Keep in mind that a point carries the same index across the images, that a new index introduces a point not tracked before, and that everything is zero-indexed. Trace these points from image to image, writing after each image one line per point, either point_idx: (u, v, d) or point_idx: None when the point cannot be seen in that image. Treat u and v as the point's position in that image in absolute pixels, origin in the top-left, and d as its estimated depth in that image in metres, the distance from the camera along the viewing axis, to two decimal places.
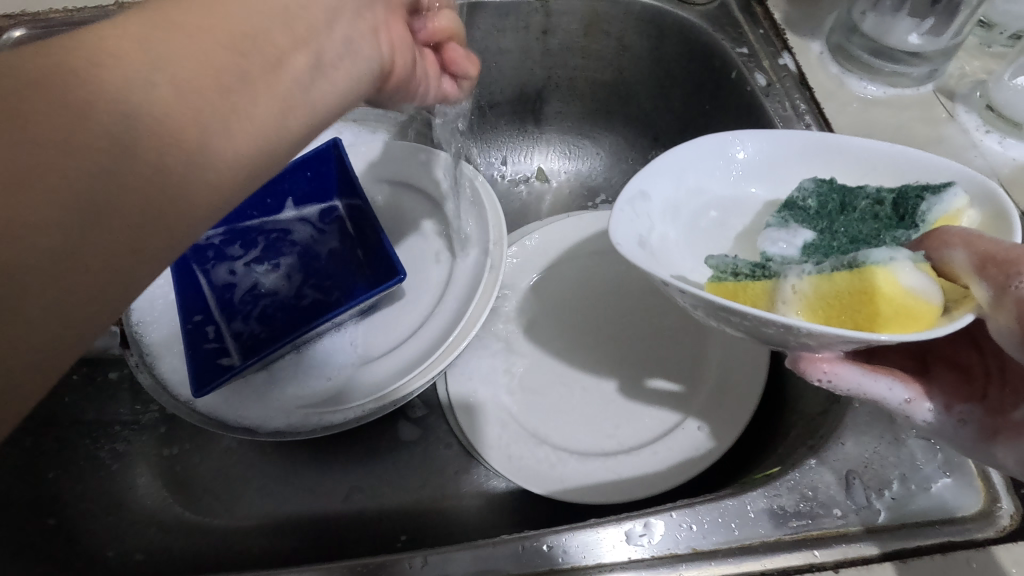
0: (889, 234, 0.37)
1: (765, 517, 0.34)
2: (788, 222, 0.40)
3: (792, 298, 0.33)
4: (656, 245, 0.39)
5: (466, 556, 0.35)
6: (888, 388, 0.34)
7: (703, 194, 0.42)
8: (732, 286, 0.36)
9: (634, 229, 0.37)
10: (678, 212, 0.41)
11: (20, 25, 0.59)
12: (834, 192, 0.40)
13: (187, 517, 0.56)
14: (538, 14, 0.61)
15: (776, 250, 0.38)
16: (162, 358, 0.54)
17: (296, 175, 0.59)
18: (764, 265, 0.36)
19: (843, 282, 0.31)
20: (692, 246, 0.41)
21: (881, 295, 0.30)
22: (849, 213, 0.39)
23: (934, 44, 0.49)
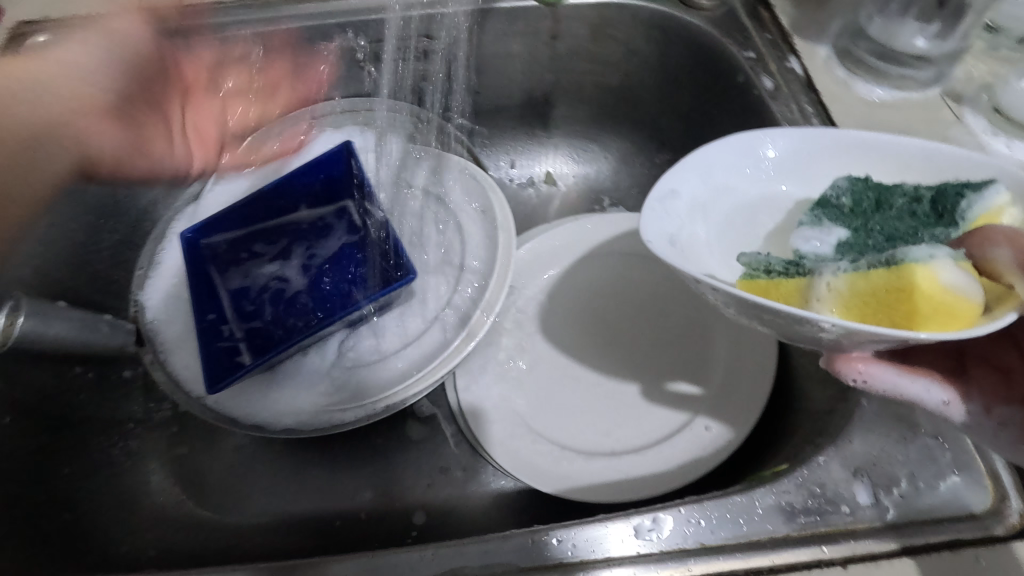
0: (927, 232, 0.37)
1: (773, 513, 0.34)
2: (821, 220, 0.41)
3: (827, 295, 0.32)
4: (685, 243, 0.39)
5: (475, 549, 0.35)
6: (925, 390, 0.34)
7: (734, 191, 0.42)
8: (764, 283, 0.36)
9: (664, 227, 0.38)
10: (706, 210, 0.41)
11: (42, 31, 0.61)
12: (869, 190, 0.40)
13: (199, 514, 0.57)
14: (547, 20, 0.62)
15: (810, 248, 0.40)
16: (176, 354, 0.56)
17: (308, 177, 0.60)
18: (797, 263, 0.36)
19: (880, 280, 0.31)
20: (720, 244, 0.41)
21: (920, 292, 0.30)
22: (884, 210, 0.39)
23: (939, 47, 0.51)
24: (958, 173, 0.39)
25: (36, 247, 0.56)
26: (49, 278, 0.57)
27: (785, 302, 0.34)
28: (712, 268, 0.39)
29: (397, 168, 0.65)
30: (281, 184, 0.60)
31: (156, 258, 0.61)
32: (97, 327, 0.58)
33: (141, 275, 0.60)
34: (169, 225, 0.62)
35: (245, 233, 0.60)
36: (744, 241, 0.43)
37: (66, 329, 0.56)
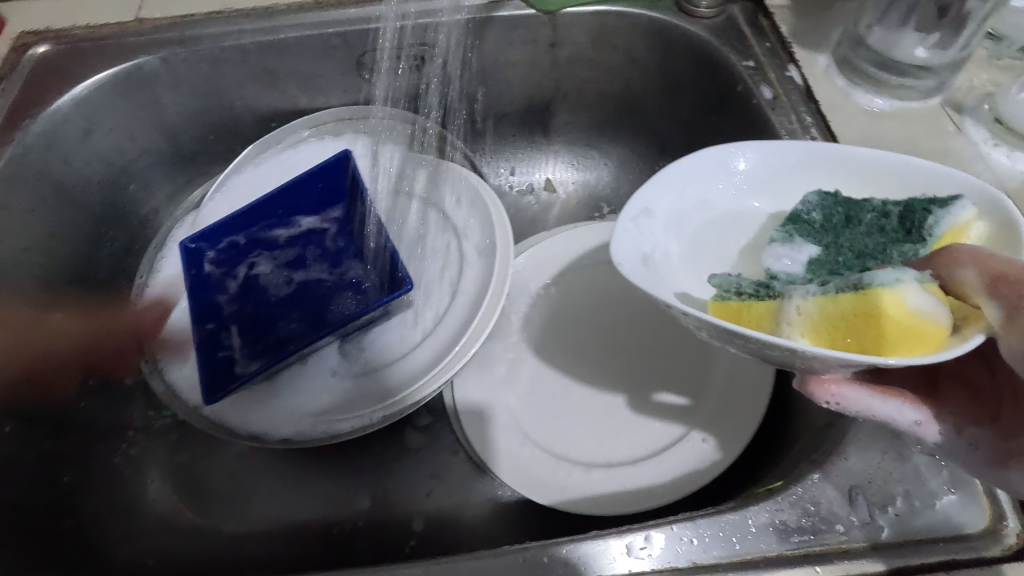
0: (895, 249, 0.37)
1: (766, 532, 0.34)
2: (793, 237, 0.40)
3: (796, 319, 0.33)
4: (658, 262, 0.39)
5: (467, 565, 0.35)
6: (897, 410, 0.33)
7: (707, 206, 0.42)
8: (735, 306, 0.36)
9: (636, 247, 0.38)
10: (681, 226, 0.41)
11: (45, 42, 0.61)
12: (838, 206, 0.40)
13: (198, 522, 0.57)
14: (546, 28, 0.62)
15: (781, 267, 0.39)
16: (174, 363, 0.56)
17: (306, 186, 0.61)
18: (767, 286, 0.37)
19: (849, 305, 0.31)
20: (694, 261, 0.41)
21: (887, 316, 0.30)
22: (854, 226, 0.39)
23: (941, 57, 0.49)
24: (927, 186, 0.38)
25: (38, 257, 0.57)
26: (50, 287, 0.58)
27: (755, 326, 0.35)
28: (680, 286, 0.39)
29: (395, 177, 0.65)
30: (278, 194, 0.60)
31: (157, 267, 0.61)
32: None
33: (141, 284, 0.61)
34: (170, 234, 0.63)
35: (242, 242, 0.60)
36: (718, 257, 0.42)
37: None
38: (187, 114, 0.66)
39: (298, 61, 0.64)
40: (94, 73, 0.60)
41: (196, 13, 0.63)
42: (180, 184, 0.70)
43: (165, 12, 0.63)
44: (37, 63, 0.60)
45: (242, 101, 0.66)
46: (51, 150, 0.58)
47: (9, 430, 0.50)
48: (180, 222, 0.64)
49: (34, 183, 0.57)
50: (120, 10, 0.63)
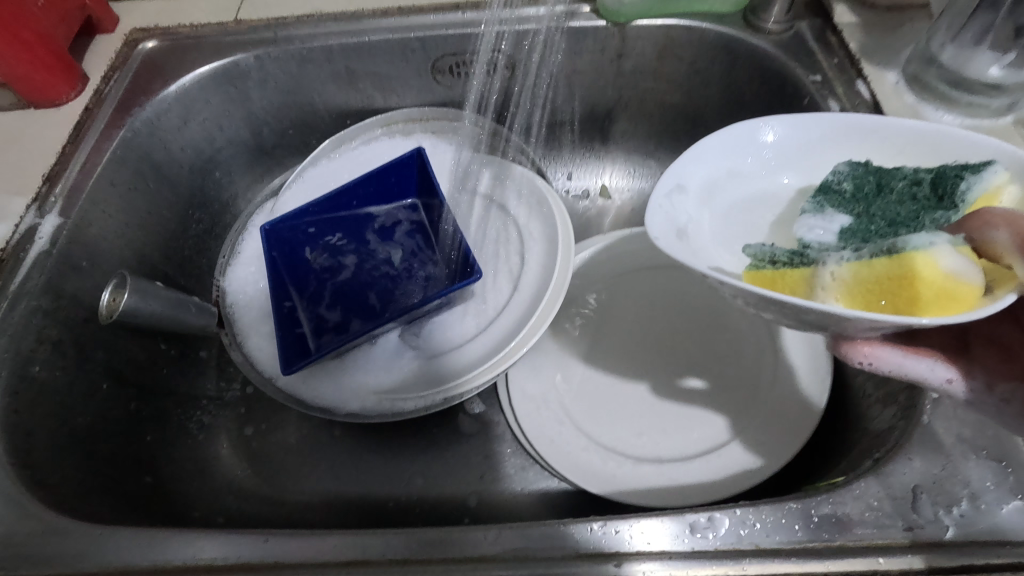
0: (928, 216, 0.38)
1: (829, 522, 0.35)
2: (824, 207, 0.41)
3: (830, 284, 0.33)
4: (692, 235, 0.38)
5: (536, 532, 0.37)
6: (930, 369, 0.35)
7: (735, 181, 0.42)
8: (770, 274, 0.35)
9: (671, 219, 0.37)
10: (713, 198, 0.41)
11: (152, 38, 0.67)
12: (870, 174, 0.40)
13: (263, 489, 0.61)
14: (615, 39, 0.65)
15: (814, 236, 0.40)
16: (251, 336, 0.60)
17: (380, 180, 0.64)
18: (801, 252, 0.36)
19: (884, 267, 0.32)
20: (725, 235, 0.41)
21: (921, 279, 0.31)
22: (885, 195, 0.40)
23: (1016, 76, 0.50)
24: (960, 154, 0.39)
25: (137, 232, 0.62)
26: (145, 260, 0.63)
27: (786, 289, 0.34)
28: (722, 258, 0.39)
29: (455, 172, 0.68)
30: (352, 186, 0.63)
31: (237, 248, 0.65)
32: (186, 308, 0.60)
33: (224, 262, 0.65)
34: (249, 218, 0.68)
35: (318, 226, 0.64)
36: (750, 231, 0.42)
37: (161, 308, 0.57)
38: (273, 108, 0.71)
39: (379, 62, 0.68)
40: (195, 68, 0.65)
41: (289, 16, 0.67)
42: (261, 173, 0.75)
43: (260, 14, 0.68)
44: (145, 57, 0.66)
45: (323, 98, 0.71)
46: (153, 135, 0.64)
47: (105, 388, 0.55)
48: (259, 209, 0.68)
49: (138, 165, 0.62)
50: (221, 11, 0.69)
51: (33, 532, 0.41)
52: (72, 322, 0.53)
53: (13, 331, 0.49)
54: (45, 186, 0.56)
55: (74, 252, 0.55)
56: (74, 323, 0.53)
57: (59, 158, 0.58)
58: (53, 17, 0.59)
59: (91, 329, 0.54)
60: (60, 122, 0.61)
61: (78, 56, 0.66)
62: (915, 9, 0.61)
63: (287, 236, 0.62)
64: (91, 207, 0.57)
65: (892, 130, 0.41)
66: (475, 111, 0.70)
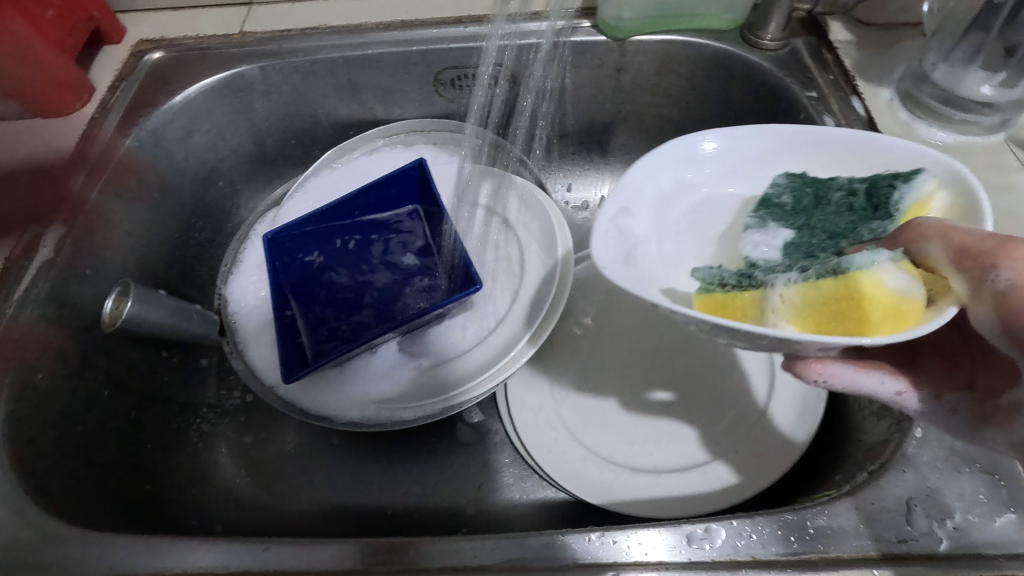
0: (865, 226, 0.39)
1: (824, 534, 0.36)
2: (766, 221, 0.42)
3: (781, 307, 0.33)
4: (641, 259, 0.38)
5: (534, 542, 0.37)
6: (880, 382, 0.36)
7: (679, 194, 0.42)
8: (720, 298, 0.36)
9: (618, 247, 0.37)
10: (657, 217, 0.41)
11: (158, 49, 0.68)
12: (807, 187, 0.41)
13: (261, 498, 0.61)
14: (614, 54, 0.66)
15: (760, 254, 0.41)
16: (252, 345, 0.60)
17: (382, 190, 0.65)
18: (749, 275, 0.37)
19: (830, 288, 0.32)
20: (669, 254, 0.41)
21: (868, 298, 0.31)
22: (824, 206, 0.41)
23: (1006, 95, 0.51)
24: (889, 162, 0.40)
25: (140, 240, 0.62)
26: (147, 268, 0.63)
27: (739, 315, 0.35)
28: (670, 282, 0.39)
29: (455, 186, 0.68)
30: (355, 196, 0.64)
31: (239, 256, 0.66)
32: (189, 317, 0.61)
33: (224, 271, 0.65)
34: (251, 228, 0.68)
35: (320, 236, 0.64)
36: (695, 246, 0.42)
37: (163, 316, 0.57)
38: (276, 118, 0.71)
39: (382, 75, 0.69)
40: (199, 79, 0.66)
41: (293, 29, 0.68)
42: (263, 183, 0.76)
43: (265, 27, 0.69)
44: (150, 68, 0.67)
45: (326, 110, 0.72)
46: (157, 145, 0.64)
47: (106, 396, 0.55)
48: (262, 217, 0.69)
49: (142, 174, 0.63)
50: (225, 23, 0.70)
51: (34, 540, 0.41)
52: (74, 330, 0.53)
53: (17, 338, 0.49)
54: (50, 195, 0.57)
55: (78, 261, 0.55)
56: (76, 331, 0.53)
57: (65, 168, 0.59)
58: (61, 29, 0.60)
59: (93, 337, 0.55)
60: (65, 132, 0.61)
61: (85, 67, 0.67)
62: (909, 28, 0.62)
63: (289, 245, 0.63)
64: (95, 216, 0.57)
65: (831, 135, 0.41)
66: (479, 123, 0.71)
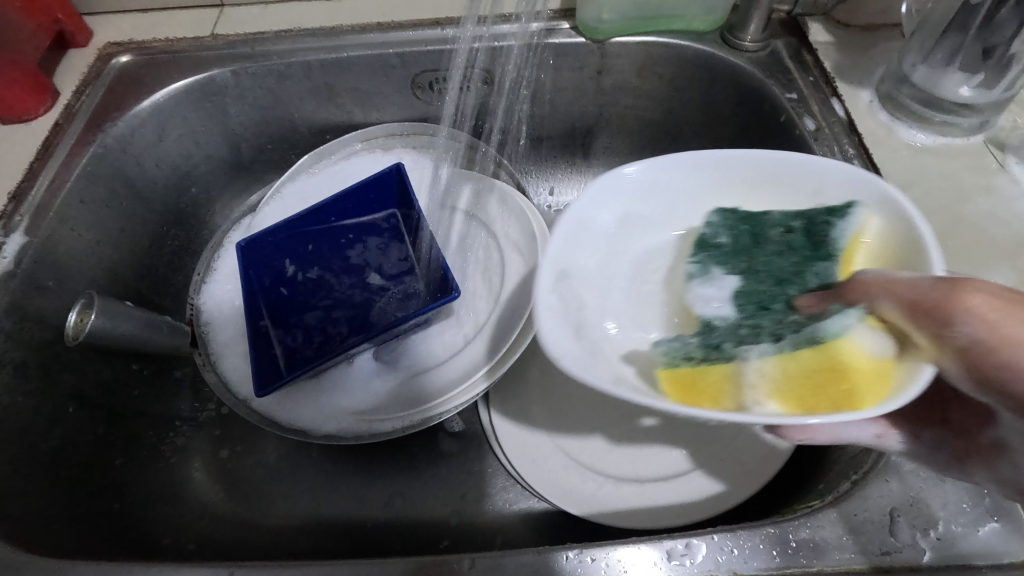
0: (810, 270, 0.41)
1: (807, 546, 0.35)
2: (707, 268, 0.44)
3: (760, 381, 0.36)
4: (587, 322, 0.38)
5: (512, 560, 0.36)
6: (856, 429, 0.35)
7: (620, 234, 0.43)
8: (690, 374, 0.38)
9: (569, 317, 0.36)
10: (604, 270, 0.41)
11: (127, 52, 0.66)
12: (740, 225, 0.43)
13: (237, 514, 0.59)
14: (594, 56, 0.65)
15: (711, 310, 0.42)
16: (225, 357, 0.59)
17: (359, 196, 0.63)
18: (716, 346, 0.39)
19: (812, 360, 0.36)
20: (615, 307, 0.41)
21: (855, 368, 0.34)
22: (763, 246, 0.43)
23: (985, 96, 0.51)
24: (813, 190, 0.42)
25: (108, 250, 0.60)
26: (116, 278, 0.61)
27: (710, 397, 0.37)
28: (617, 337, 0.40)
29: (432, 188, 0.67)
30: (330, 203, 0.63)
31: (213, 265, 0.65)
32: (160, 327, 0.60)
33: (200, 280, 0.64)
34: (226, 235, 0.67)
35: (294, 244, 0.63)
36: (642, 293, 0.43)
37: (133, 326, 0.56)
38: (250, 123, 0.70)
39: (358, 78, 0.67)
40: (169, 83, 0.64)
41: (266, 31, 0.67)
42: (238, 189, 0.74)
43: (237, 29, 0.67)
44: (119, 72, 0.65)
45: (302, 114, 0.70)
46: (126, 151, 0.62)
47: (72, 412, 0.53)
48: (237, 224, 0.68)
49: (109, 181, 0.61)
50: (197, 25, 0.68)
51: None
52: (37, 344, 0.51)
53: None
54: (11, 204, 0.55)
55: (41, 272, 0.53)
56: (39, 344, 0.51)
57: (27, 175, 0.57)
58: (23, 32, 0.58)
59: (57, 352, 0.53)
60: (28, 138, 0.59)
61: (50, 70, 0.65)
62: (888, 29, 0.62)
63: (263, 253, 0.62)
64: (59, 225, 0.55)
65: (723, 158, 0.42)
66: (455, 126, 0.70)
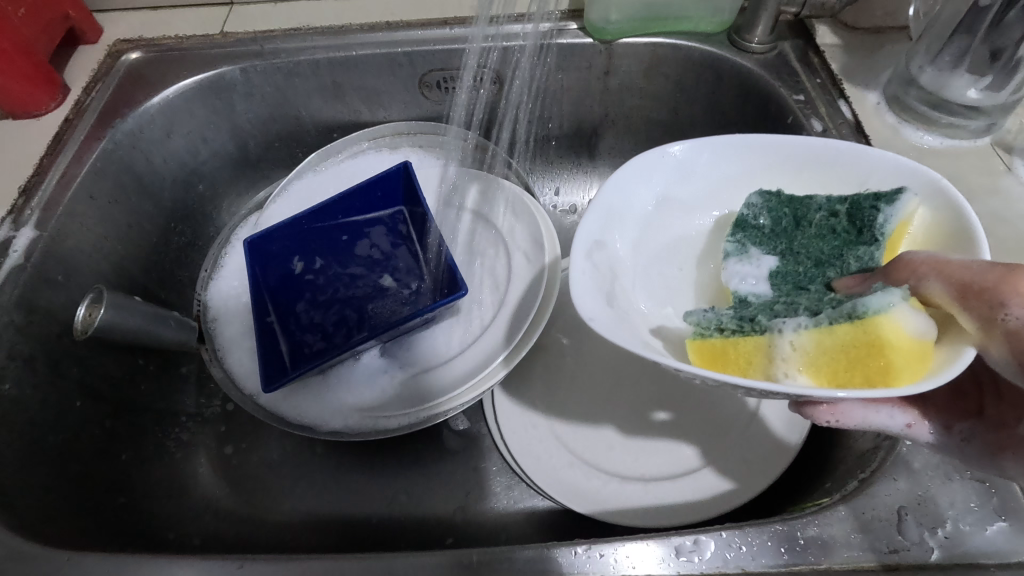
0: (852, 252, 0.40)
1: (815, 544, 0.35)
2: (745, 246, 0.43)
3: (792, 355, 0.33)
4: (620, 295, 0.40)
5: (518, 556, 0.36)
6: (888, 416, 0.35)
7: (660, 214, 0.45)
8: (719, 345, 0.36)
9: (600, 287, 0.38)
10: (638, 246, 0.43)
11: (136, 49, 0.66)
12: (783, 207, 0.43)
13: (241, 510, 0.59)
14: (601, 57, 0.65)
15: (747, 287, 0.42)
16: (232, 352, 0.59)
17: (365, 194, 0.64)
18: (749, 319, 0.36)
19: (846, 334, 0.32)
20: (648, 280, 0.43)
21: (891, 346, 0.31)
22: (804, 228, 0.42)
23: (993, 99, 0.51)
24: (864, 177, 0.41)
25: (116, 245, 0.61)
26: (124, 273, 0.62)
27: (742, 371, 0.34)
28: (649, 311, 0.42)
29: (438, 189, 0.67)
30: (338, 201, 0.63)
31: (220, 261, 0.65)
32: (166, 323, 0.59)
33: (206, 277, 0.64)
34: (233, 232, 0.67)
35: (300, 241, 0.63)
36: (677, 268, 0.46)
37: (139, 322, 0.55)
38: (258, 120, 0.70)
39: (366, 77, 0.68)
40: (179, 80, 0.64)
41: (275, 29, 0.67)
42: (245, 186, 0.75)
43: (246, 27, 0.68)
44: (129, 69, 0.65)
45: (309, 112, 0.71)
46: (135, 147, 0.63)
47: (79, 405, 0.53)
48: (244, 221, 0.68)
49: (118, 177, 0.61)
50: (207, 23, 0.68)
51: None
52: (45, 337, 0.52)
53: None
54: (21, 198, 0.55)
55: (50, 266, 0.53)
56: (47, 338, 0.52)
57: (37, 170, 0.57)
58: (35, 28, 0.59)
59: (65, 345, 0.53)
60: (39, 133, 0.60)
61: (61, 66, 0.65)
62: (895, 32, 0.62)
63: (270, 249, 0.61)
64: (69, 219, 0.56)
65: (758, 144, 0.43)
66: (462, 125, 0.71)
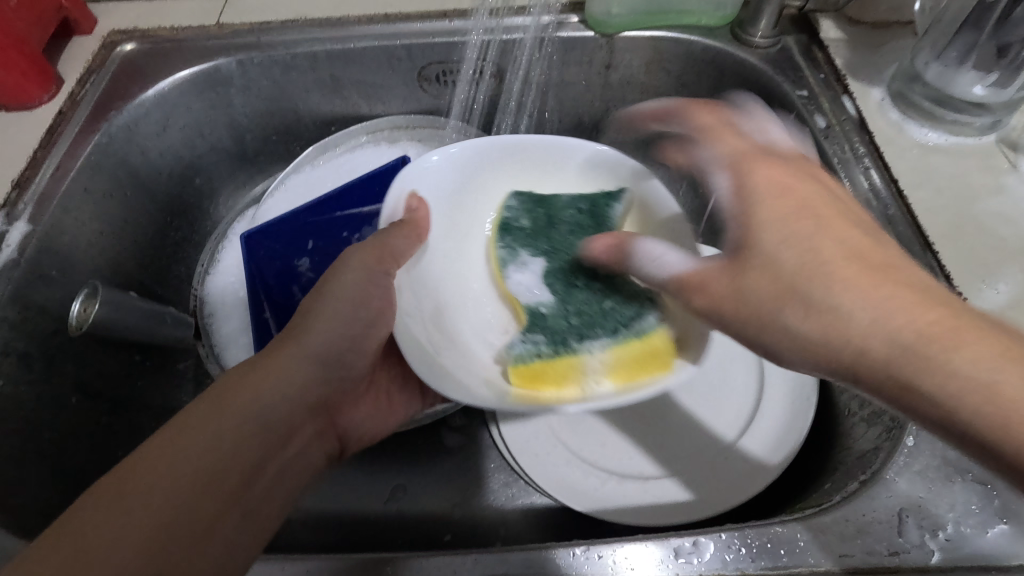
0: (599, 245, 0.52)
1: (815, 546, 0.35)
2: (515, 249, 0.51)
3: (597, 368, 0.44)
4: (435, 316, 0.47)
5: (517, 557, 0.36)
6: None
7: (451, 227, 0.52)
8: (539, 367, 0.44)
9: (413, 317, 0.45)
10: (439, 253, 0.50)
11: (131, 40, 0.65)
12: (538, 210, 0.53)
13: None
14: (602, 50, 0.64)
15: (534, 298, 0.49)
16: (229, 349, 0.60)
17: (365, 189, 0.64)
18: (556, 341, 0.46)
19: (633, 346, 0.44)
20: (454, 287, 0.50)
21: (660, 346, 0.44)
22: (557, 227, 0.52)
23: (997, 96, 0.50)
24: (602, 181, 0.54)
25: (111, 239, 0.60)
26: (120, 268, 0.61)
27: (558, 386, 0.44)
28: (470, 337, 0.48)
29: None
30: (338, 197, 0.63)
31: (216, 257, 0.66)
32: (161, 319, 0.61)
33: (203, 271, 0.65)
34: (230, 226, 0.69)
35: (300, 236, 0.63)
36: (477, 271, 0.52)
37: (136, 318, 0.57)
38: (255, 114, 0.69)
39: (364, 70, 0.67)
40: (174, 73, 0.63)
41: (273, 21, 0.66)
42: (242, 180, 0.74)
43: (243, 18, 0.66)
44: (123, 60, 0.64)
45: (307, 105, 0.70)
46: (130, 141, 0.62)
47: (75, 402, 0.53)
48: (239, 217, 0.69)
49: (113, 171, 0.60)
50: (203, 14, 0.67)
51: None
52: (40, 333, 0.51)
53: None
54: (15, 192, 0.54)
55: (44, 261, 0.53)
56: (42, 334, 0.51)
57: (31, 163, 0.56)
58: (28, 18, 0.57)
59: (60, 342, 0.52)
60: (33, 126, 0.59)
61: (54, 58, 0.64)
62: (900, 26, 0.61)
63: (265, 245, 0.62)
64: (63, 214, 0.55)
65: (516, 143, 0.53)
66: (461, 119, 0.70)
